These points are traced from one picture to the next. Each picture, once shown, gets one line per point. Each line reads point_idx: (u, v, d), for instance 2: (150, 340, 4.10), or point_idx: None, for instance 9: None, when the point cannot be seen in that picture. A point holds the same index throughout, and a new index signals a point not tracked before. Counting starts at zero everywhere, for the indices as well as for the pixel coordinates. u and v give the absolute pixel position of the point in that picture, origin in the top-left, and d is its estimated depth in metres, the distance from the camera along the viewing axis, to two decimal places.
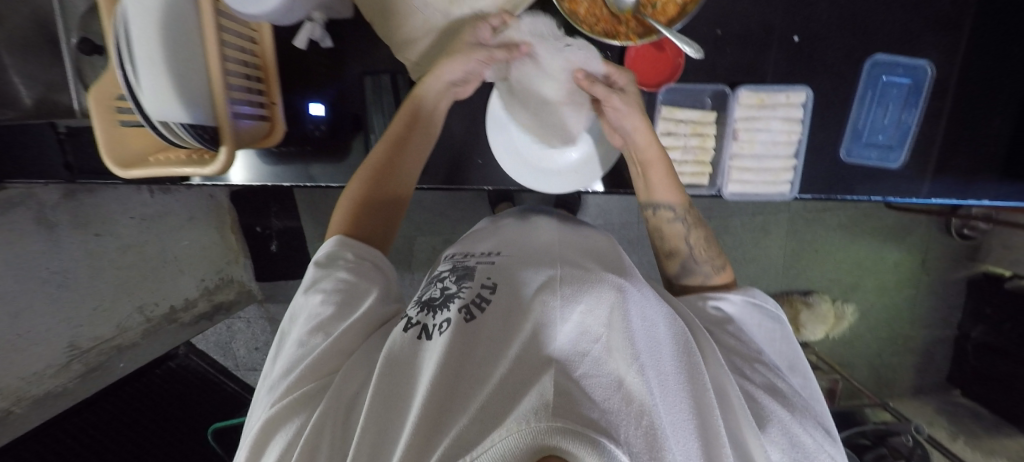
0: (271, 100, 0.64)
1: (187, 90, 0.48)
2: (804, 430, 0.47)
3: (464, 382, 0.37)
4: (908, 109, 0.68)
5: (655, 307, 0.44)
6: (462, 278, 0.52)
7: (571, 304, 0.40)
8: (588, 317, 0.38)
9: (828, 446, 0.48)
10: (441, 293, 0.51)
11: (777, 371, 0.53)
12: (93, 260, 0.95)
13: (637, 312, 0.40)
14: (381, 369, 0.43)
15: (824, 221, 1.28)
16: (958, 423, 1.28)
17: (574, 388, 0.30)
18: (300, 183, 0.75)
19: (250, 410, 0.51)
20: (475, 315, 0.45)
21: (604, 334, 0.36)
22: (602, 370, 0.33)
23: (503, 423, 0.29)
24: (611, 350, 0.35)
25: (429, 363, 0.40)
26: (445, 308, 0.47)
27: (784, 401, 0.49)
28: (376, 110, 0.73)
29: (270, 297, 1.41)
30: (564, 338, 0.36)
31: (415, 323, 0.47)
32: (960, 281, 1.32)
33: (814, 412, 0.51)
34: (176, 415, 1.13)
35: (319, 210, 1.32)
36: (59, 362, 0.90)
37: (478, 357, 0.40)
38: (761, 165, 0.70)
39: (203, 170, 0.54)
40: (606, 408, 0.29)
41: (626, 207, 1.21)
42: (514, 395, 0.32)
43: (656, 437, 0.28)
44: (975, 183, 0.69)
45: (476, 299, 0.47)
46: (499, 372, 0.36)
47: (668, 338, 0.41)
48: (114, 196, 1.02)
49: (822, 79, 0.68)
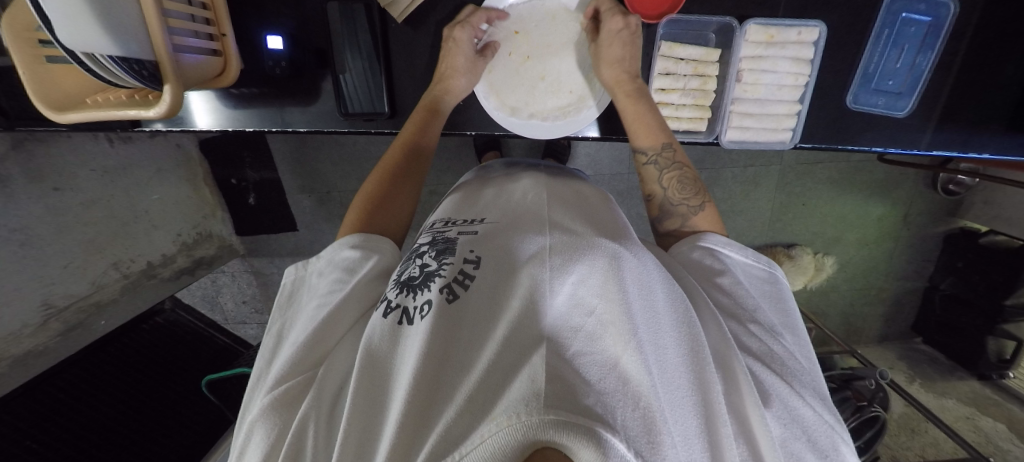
0: (221, 32, 0.57)
1: (114, 21, 0.41)
2: (803, 402, 0.41)
3: (451, 368, 0.34)
4: (923, 52, 0.63)
5: (654, 272, 0.41)
6: (443, 253, 0.47)
7: (562, 275, 0.38)
8: (583, 288, 0.37)
9: (826, 414, 0.42)
10: (420, 272, 0.46)
11: (772, 332, 0.46)
12: (56, 215, 0.84)
13: (633, 279, 0.38)
14: (361, 363, 0.38)
15: (814, 174, 1.26)
16: (917, 368, 1.36)
17: (569, 371, 0.30)
18: (274, 127, 0.70)
19: (239, 417, 0.45)
20: (458, 295, 0.41)
21: (599, 308, 0.35)
22: (596, 347, 0.32)
23: (492, 415, 0.27)
24: (607, 325, 0.34)
25: (409, 350, 0.37)
26: (426, 288, 0.43)
27: (776, 368, 0.43)
28: (349, 41, 0.64)
29: (253, 252, 1.38)
30: (553, 313, 0.35)
31: (394, 307, 0.42)
32: (939, 236, 1.34)
33: (811, 378, 0.45)
34: (160, 372, 1.14)
35: (295, 161, 1.25)
36: (36, 320, 0.80)
37: (463, 338, 0.37)
38: (764, 110, 0.67)
39: (147, 113, 0.48)
40: (600, 390, 0.28)
41: (618, 157, 1.16)
42: (503, 379, 0.30)
43: (654, 421, 0.27)
44: (978, 134, 0.66)
45: (458, 277, 0.43)
46: (488, 356, 0.34)
47: (666, 305, 0.39)
48: (66, 144, 0.89)
49: (837, 12, 0.63)
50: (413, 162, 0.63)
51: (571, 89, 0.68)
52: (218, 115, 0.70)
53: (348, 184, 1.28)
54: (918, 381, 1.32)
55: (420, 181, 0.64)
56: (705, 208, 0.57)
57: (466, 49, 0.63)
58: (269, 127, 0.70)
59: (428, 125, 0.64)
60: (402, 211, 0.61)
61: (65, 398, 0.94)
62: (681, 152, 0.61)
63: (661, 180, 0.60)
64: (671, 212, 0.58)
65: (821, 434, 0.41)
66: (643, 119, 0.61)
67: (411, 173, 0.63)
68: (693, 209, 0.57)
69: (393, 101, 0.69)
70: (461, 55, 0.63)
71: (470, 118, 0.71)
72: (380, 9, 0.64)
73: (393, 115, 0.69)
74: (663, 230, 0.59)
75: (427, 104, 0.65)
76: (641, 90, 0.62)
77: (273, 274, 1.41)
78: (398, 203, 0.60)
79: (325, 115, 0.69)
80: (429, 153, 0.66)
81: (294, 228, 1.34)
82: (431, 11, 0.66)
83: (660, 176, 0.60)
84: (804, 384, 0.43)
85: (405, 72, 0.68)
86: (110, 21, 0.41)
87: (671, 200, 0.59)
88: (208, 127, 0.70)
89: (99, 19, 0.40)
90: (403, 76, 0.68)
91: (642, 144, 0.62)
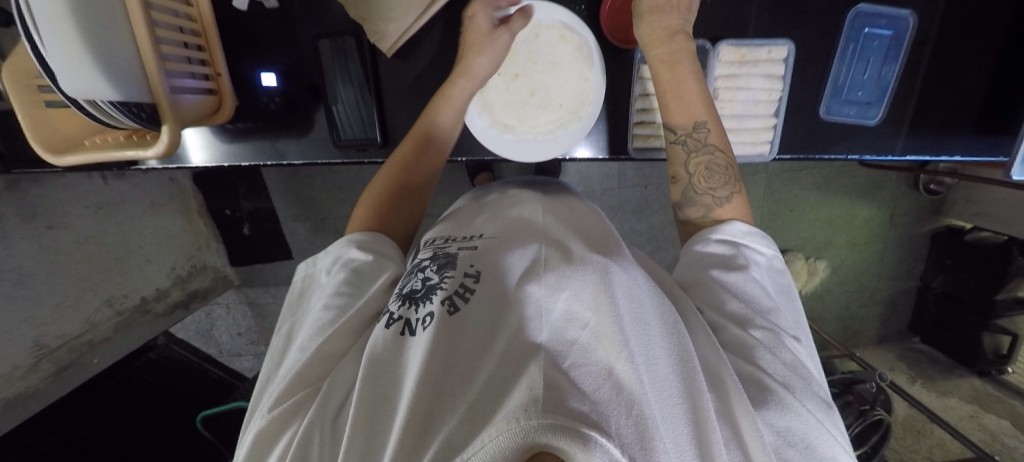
0: (217, 71, 0.59)
1: (111, 62, 0.43)
2: (806, 408, 0.41)
3: (452, 378, 0.34)
4: (888, 63, 0.67)
5: (643, 286, 0.42)
6: (444, 267, 0.48)
7: (557, 291, 0.39)
8: (576, 303, 0.37)
9: (829, 423, 0.41)
10: (423, 285, 0.46)
11: (785, 339, 0.45)
12: (49, 255, 0.85)
13: (623, 293, 0.39)
14: (365, 372, 0.38)
15: (800, 181, 1.29)
16: (918, 368, 1.37)
17: (563, 380, 0.30)
18: (269, 161, 0.71)
19: (245, 424, 0.46)
20: (460, 307, 0.41)
21: (591, 320, 0.35)
22: (591, 358, 0.32)
23: (492, 421, 0.28)
24: (600, 337, 0.34)
25: (412, 361, 0.37)
26: (428, 300, 0.43)
27: (781, 379, 0.43)
28: (339, 74, 0.66)
29: (247, 282, 1.37)
30: (548, 327, 0.35)
31: (397, 318, 0.42)
32: (926, 235, 1.37)
33: (815, 386, 0.44)
34: (154, 408, 1.12)
35: (289, 190, 1.26)
36: (26, 363, 0.80)
37: (464, 347, 0.37)
38: (741, 125, 0.69)
39: (145, 154, 0.49)
40: (595, 399, 0.29)
41: (608, 173, 1.18)
42: (502, 389, 0.30)
43: (646, 428, 0.28)
44: (949, 137, 0.69)
45: (459, 289, 0.43)
46: (488, 368, 0.33)
47: (658, 317, 0.40)
48: (59, 183, 0.89)
49: (804, 31, 0.67)
50: (407, 196, 0.63)
51: (562, 103, 0.67)
52: (213, 146, 0.71)
53: (343, 210, 1.29)
54: (920, 380, 1.33)
55: (416, 212, 0.64)
56: (733, 199, 0.56)
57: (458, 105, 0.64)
58: (264, 161, 0.71)
59: (424, 155, 0.64)
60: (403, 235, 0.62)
61: (55, 442, 0.92)
62: (716, 134, 0.59)
63: (687, 163, 0.59)
64: (694, 199, 0.58)
65: (823, 442, 0.41)
66: (679, 90, 0.60)
67: (411, 190, 0.63)
68: (718, 201, 0.56)
69: (384, 129, 0.70)
70: (452, 111, 0.64)
71: (461, 144, 0.73)
72: (371, 45, 0.66)
73: (385, 144, 0.70)
74: (685, 216, 0.60)
75: (420, 137, 0.63)
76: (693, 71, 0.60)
77: (269, 304, 1.40)
78: (401, 209, 0.62)
79: (319, 145, 0.70)
80: (427, 186, 0.65)
81: (289, 257, 1.33)
82: (420, 44, 0.68)
83: (687, 159, 0.59)
84: (809, 391, 0.43)
85: (397, 97, 0.70)
86: (108, 64, 0.42)
87: (694, 187, 0.58)
88: (204, 163, 0.72)
89: (96, 61, 0.41)
90: (394, 105, 0.70)
91: (674, 120, 0.60)
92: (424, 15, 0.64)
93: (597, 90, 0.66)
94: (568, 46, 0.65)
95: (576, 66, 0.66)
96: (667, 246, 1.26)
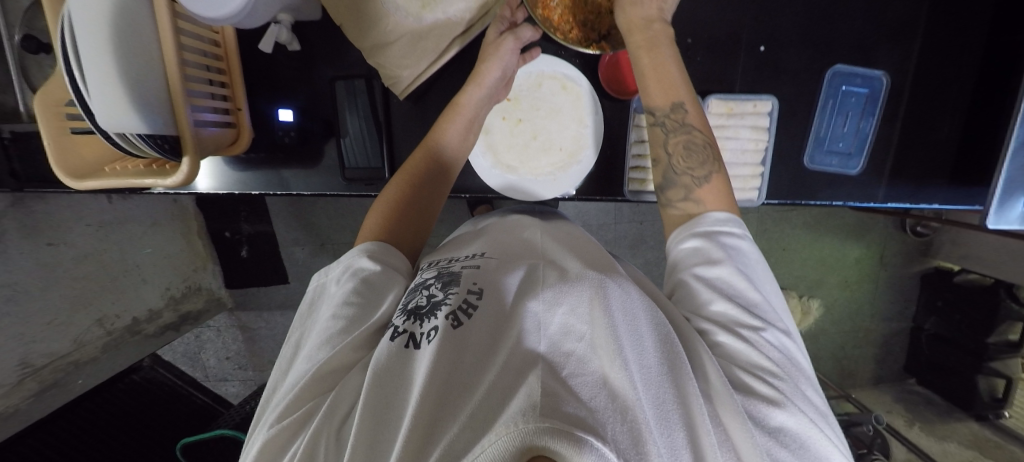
0: (237, 106, 0.63)
1: (141, 79, 0.45)
2: (788, 411, 0.40)
3: (456, 391, 0.35)
4: (865, 118, 0.71)
5: (637, 299, 0.42)
6: (448, 284, 0.48)
7: (555, 306, 0.40)
8: (573, 316, 0.38)
9: (820, 423, 0.41)
10: (427, 300, 0.46)
11: (773, 341, 0.44)
12: (46, 271, 0.86)
13: (619, 305, 0.40)
14: (370, 383, 0.38)
15: (790, 220, 1.33)
16: (914, 411, 1.35)
17: (560, 388, 0.30)
18: (273, 191, 0.74)
19: (249, 433, 0.45)
20: (463, 321, 0.42)
21: (588, 332, 0.36)
22: (586, 368, 0.33)
23: (492, 427, 0.28)
24: (596, 347, 0.35)
25: (418, 371, 0.37)
26: (432, 316, 0.43)
27: (773, 382, 0.41)
28: (351, 113, 0.70)
29: (241, 305, 1.36)
30: (546, 340, 0.37)
31: (401, 331, 0.43)
32: (915, 275, 1.40)
33: (803, 386, 0.43)
34: (135, 432, 1.08)
35: (292, 216, 1.28)
36: (10, 381, 0.80)
37: (467, 363, 0.37)
38: (731, 172, 0.72)
39: (165, 181, 0.51)
40: (592, 407, 0.29)
41: (605, 208, 1.22)
42: (502, 398, 0.31)
43: (640, 433, 0.28)
44: (925, 187, 0.73)
45: (463, 305, 0.44)
46: (489, 378, 0.34)
47: (652, 327, 0.40)
48: (66, 202, 0.92)
49: (787, 87, 0.71)
50: (412, 215, 0.64)
51: (562, 146, 0.71)
52: (222, 173, 0.73)
53: (344, 236, 1.30)
54: (917, 424, 1.31)
55: (423, 233, 0.66)
56: (713, 179, 0.56)
57: (469, 113, 0.65)
58: (270, 190, 0.74)
59: (430, 172, 0.65)
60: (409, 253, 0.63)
61: None
62: (694, 112, 0.59)
63: (666, 144, 0.59)
64: (674, 182, 0.58)
65: (817, 444, 0.40)
66: (656, 69, 0.59)
67: (420, 201, 0.64)
68: (698, 181, 0.57)
69: (392, 165, 0.73)
70: (458, 127, 0.66)
71: (465, 180, 0.76)
72: (385, 88, 0.70)
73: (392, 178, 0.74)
74: (666, 199, 0.59)
75: (427, 157, 0.65)
76: (665, 42, 0.59)
77: (260, 329, 1.38)
78: (410, 226, 0.63)
79: (328, 177, 0.73)
80: (434, 208, 0.67)
81: (285, 281, 1.33)
82: (431, 87, 0.72)
83: (666, 140, 0.59)
84: (799, 391, 0.42)
85: (405, 130, 0.73)
86: (137, 86, 0.45)
87: (676, 169, 0.58)
88: (211, 189, 0.74)
89: (127, 78, 0.44)
90: (402, 142, 0.74)
91: (653, 101, 0.59)
92: (436, 62, 0.68)
93: (595, 137, 0.70)
94: (568, 95, 0.70)
95: (577, 113, 0.70)
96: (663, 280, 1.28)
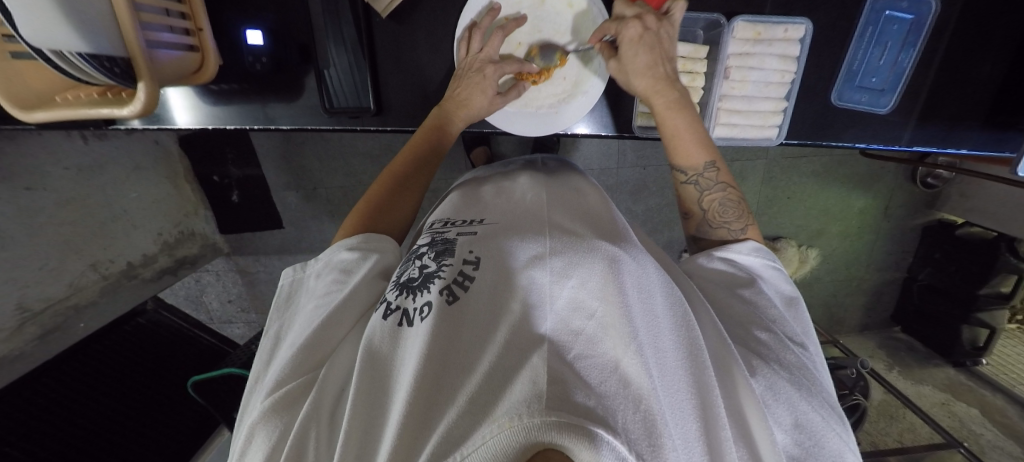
0: (197, 26, 0.56)
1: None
2: (812, 407, 0.39)
3: (451, 371, 0.32)
4: (905, 50, 0.65)
5: (651, 274, 0.39)
6: (443, 254, 0.45)
7: (562, 278, 0.36)
8: (582, 291, 0.35)
9: (834, 423, 0.40)
10: (420, 273, 0.44)
11: (785, 341, 0.44)
12: (28, 217, 0.81)
13: (632, 282, 0.36)
14: (363, 361, 0.37)
15: (799, 168, 1.28)
16: (895, 356, 1.41)
17: (568, 373, 0.28)
18: (258, 125, 0.68)
19: (236, 423, 0.42)
20: (458, 296, 0.39)
21: (599, 309, 0.33)
22: (597, 350, 0.31)
23: (492, 416, 0.26)
24: (607, 327, 0.32)
25: (409, 354, 0.35)
26: (425, 289, 0.41)
27: (784, 375, 0.41)
28: (332, 36, 0.63)
29: (236, 250, 1.34)
30: (552, 317, 0.34)
31: (394, 309, 0.40)
32: (917, 228, 1.38)
33: (818, 385, 0.42)
34: (145, 371, 1.11)
35: (277, 157, 1.22)
36: (11, 325, 0.78)
37: (464, 337, 0.35)
38: (751, 107, 0.66)
39: (120, 111, 0.46)
40: (601, 393, 0.28)
41: (606, 152, 1.16)
42: (503, 382, 0.29)
43: (654, 424, 0.26)
44: (957, 131, 0.68)
45: (458, 278, 0.41)
46: (488, 360, 0.32)
47: (667, 306, 0.37)
48: (38, 142, 0.86)
49: (823, 11, 0.64)
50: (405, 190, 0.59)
51: (564, 75, 0.66)
52: (199, 108, 0.67)
53: (334, 179, 1.25)
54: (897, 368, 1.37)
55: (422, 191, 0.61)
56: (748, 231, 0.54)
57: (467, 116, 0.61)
58: (251, 125, 0.68)
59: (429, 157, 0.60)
60: (404, 221, 0.58)
61: (46, 403, 0.90)
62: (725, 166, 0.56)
63: (701, 200, 0.56)
64: (709, 232, 0.57)
65: (828, 440, 0.39)
66: (680, 132, 0.57)
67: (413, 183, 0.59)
68: (733, 233, 0.54)
69: (379, 96, 0.67)
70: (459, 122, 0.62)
71: None
72: (366, 6, 0.62)
73: (379, 112, 0.67)
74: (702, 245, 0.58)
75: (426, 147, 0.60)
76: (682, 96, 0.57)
77: (259, 272, 1.38)
78: (403, 206, 0.58)
79: (310, 111, 0.67)
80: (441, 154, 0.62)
81: (279, 226, 1.31)
82: (417, 7, 0.64)
83: (700, 197, 0.56)
84: (808, 390, 0.41)
85: (392, 62, 0.66)
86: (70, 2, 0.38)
87: (710, 223, 0.56)
88: (189, 126, 0.68)
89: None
90: (388, 71, 0.66)
91: (679, 162, 0.57)
92: None
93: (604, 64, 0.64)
94: (574, 15, 0.63)
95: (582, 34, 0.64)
96: (661, 227, 1.27)
